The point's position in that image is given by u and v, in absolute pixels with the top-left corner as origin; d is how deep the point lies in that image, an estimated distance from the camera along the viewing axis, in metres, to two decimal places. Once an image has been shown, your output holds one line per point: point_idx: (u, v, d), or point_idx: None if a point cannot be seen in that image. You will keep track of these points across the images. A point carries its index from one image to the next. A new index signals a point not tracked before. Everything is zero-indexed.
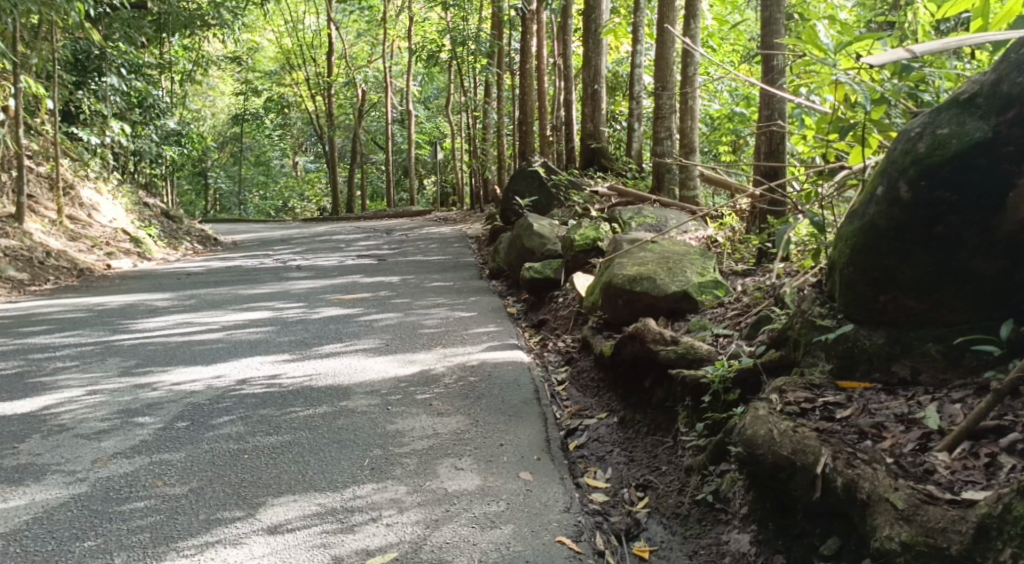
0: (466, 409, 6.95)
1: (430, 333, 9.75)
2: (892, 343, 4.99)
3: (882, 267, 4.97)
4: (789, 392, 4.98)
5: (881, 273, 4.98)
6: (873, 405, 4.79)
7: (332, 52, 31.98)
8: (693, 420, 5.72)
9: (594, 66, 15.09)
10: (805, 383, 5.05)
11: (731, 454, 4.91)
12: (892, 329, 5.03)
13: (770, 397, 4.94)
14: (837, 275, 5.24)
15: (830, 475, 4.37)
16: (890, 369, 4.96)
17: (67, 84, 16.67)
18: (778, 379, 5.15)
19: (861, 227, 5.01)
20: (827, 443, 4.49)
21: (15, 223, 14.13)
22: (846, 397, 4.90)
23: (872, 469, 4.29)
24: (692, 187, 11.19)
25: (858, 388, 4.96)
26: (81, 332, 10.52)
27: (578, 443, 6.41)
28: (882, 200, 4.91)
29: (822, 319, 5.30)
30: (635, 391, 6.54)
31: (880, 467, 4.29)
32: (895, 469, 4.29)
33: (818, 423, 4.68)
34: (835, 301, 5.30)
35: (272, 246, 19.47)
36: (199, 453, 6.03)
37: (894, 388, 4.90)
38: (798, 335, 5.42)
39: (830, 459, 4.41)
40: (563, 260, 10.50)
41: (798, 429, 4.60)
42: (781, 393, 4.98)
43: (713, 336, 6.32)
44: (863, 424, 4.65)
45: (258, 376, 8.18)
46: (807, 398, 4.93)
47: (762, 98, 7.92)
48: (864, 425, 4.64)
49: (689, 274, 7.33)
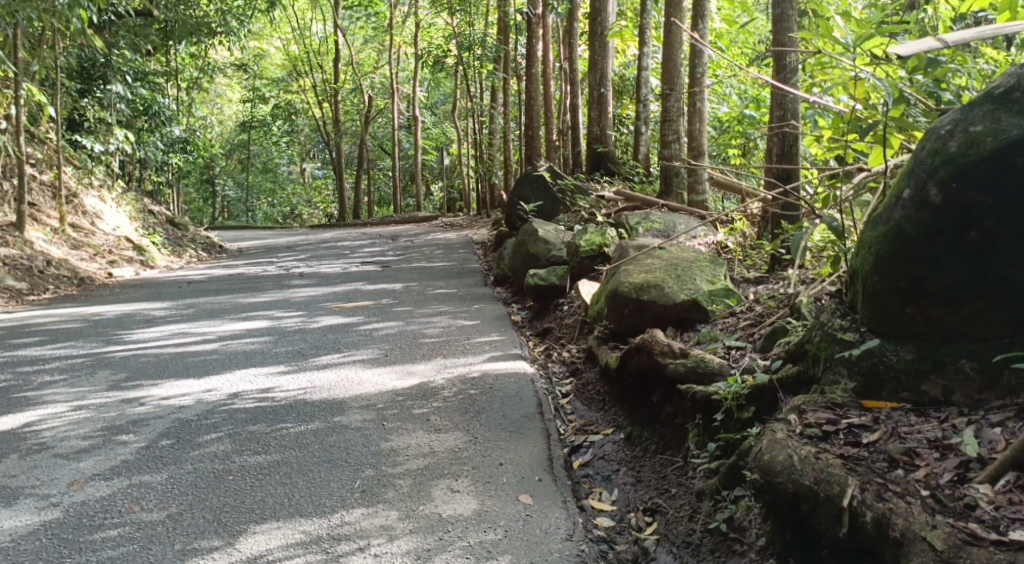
0: (465, 425, 6.61)
1: (430, 342, 9.43)
2: (921, 359, 4.62)
3: (910, 275, 4.63)
4: (809, 412, 4.64)
5: (909, 282, 4.64)
6: (904, 429, 4.45)
7: (339, 58, 31.65)
8: (704, 439, 5.37)
9: (600, 69, 14.76)
10: (826, 403, 4.69)
11: (747, 481, 4.57)
12: (921, 344, 4.66)
13: (788, 419, 4.61)
14: (858, 286, 4.89)
15: (858, 508, 4.07)
16: (920, 388, 4.60)
17: (70, 92, 16.38)
18: (796, 398, 4.80)
19: (886, 231, 4.71)
20: (853, 472, 4.19)
21: (16, 231, 13.83)
22: (872, 418, 4.55)
23: (905, 503, 4.01)
24: (701, 191, 10.86)
25: (885, 408, 4.61)
26: (74, 343, 10.20)
27: (583, 461, 6.08)
28: (909, 203, 4.62)
29: (844, 333, 4.91)
30: (642, 405, 6.19)
31: (914, 501, 4.02)
32: (931, 502, 4.01)
33: (842, 449, 4.35)
34: (857, 313, 4.92)
35: (277, 253, 19.13)
36: (180, 474, 5.70)
37: (925, 409, 4.55)
38: (818, 349, 5.02)
39: (858, 491, 4.11)
40: (568, 267, 10.16)
41: (821, 456, 4.28)
42: (801, 413, 4.63)
43: (725, 348, 5.97)
44: (893, 450, 4.31)
45: (250, 389, 7.86)
46: (830, 419, 4.58)
47: (773, 98, 7.57)
48: (895, 451, 4.31)
49: (699, 281, 6.99)
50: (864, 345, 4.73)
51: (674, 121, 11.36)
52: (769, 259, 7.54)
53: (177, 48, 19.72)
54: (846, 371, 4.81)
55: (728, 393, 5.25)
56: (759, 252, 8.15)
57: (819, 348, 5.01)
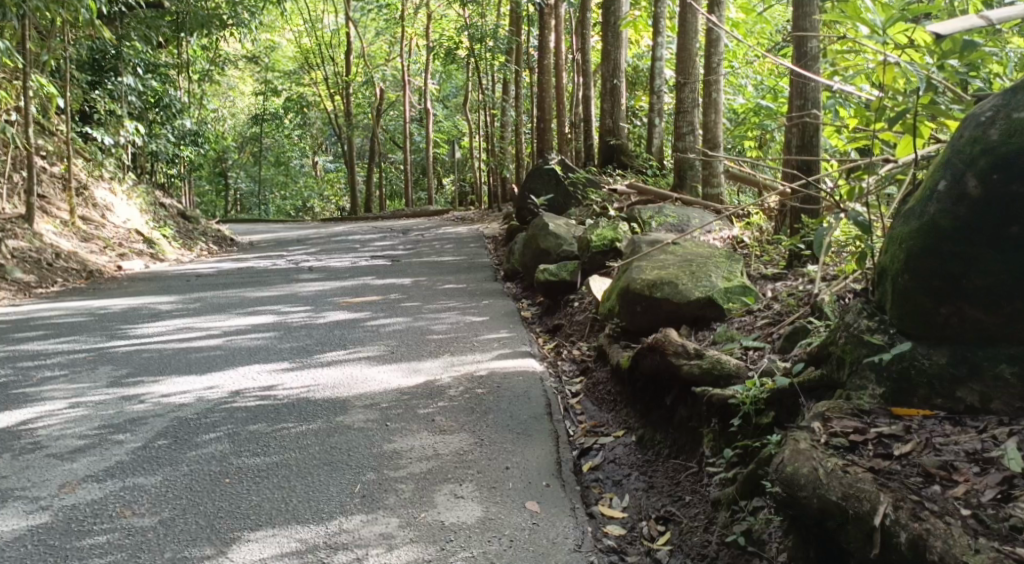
0: (471, 426, 6.39)
1: (438, 339, 9.20)
2: (956, 364, 4.38)
3: (945, 273, 4.39)
4: (835, 420, 4.38)
5: (943, 281, 4.40)
6: (939, 439, 4.19)
7: (351, 51, 31.43)
8: (719, 443, 5.14)
9: (613, 60, 14.50)
10: (852, 410, 4.44)
11: (769, 494, 4.32)
12: (956, 347, 4.42)
13: (811, 427, 4.36)
14: (888, 283, 4.64)
15: (891, 528, 3.81)
16: (955, 396, 4.34)
17: (81, 84, 16.19)
18: (819, 403, 4.55)
19: (920, 226, 4.46)
20: (885, 489, 3.93)
21: (25, 223, 13.67)
22: (903, 427, 4.29)
23: (945, 524, 3.75)
24: (716, 184, 10.60)
25: (917, 416, 4.36)
26: (77, 338, 10.00)
27: (593, 464, 5.85)
28: (946, 196, 4.37)
29: (872, 336, 4.65)
30: (655, 407, 5.95)
31: (954, 522, 3.76)
32: (973, 524, 3.76)
33: (872, 462, 4.09)
34: (887, 313, 4.67)
35: (288, 247, 18.94)
36: (175, 476, 5.48)
37: (961, 418, 4.29)
38: (843, 353, 4.75)
39: (891, 509, 3.85)
40: (579, 262, 9.92)
41: (849, 470, 4.04)
42: (825, 422, 4.38)
43: (742, 349, 5.71)
44: (928, 463, 4.05)
45: (252, 387, 7.64)
46: (857, 428, 4.32)
47: (794, 87, 7.37)
48: (931, 465, 4.05)
49: (714, 278, 6.74)
50: (896, 348, 4.48)
51: (688, 112, 11.09)
52: (788, 254, 7.29)
53: (188, 40, 19.54)
54: (874, 376, 4.55)
55: (746, 397, 5.01)
56: (776, 247, 7.89)
57: (845, 352, 4.75)
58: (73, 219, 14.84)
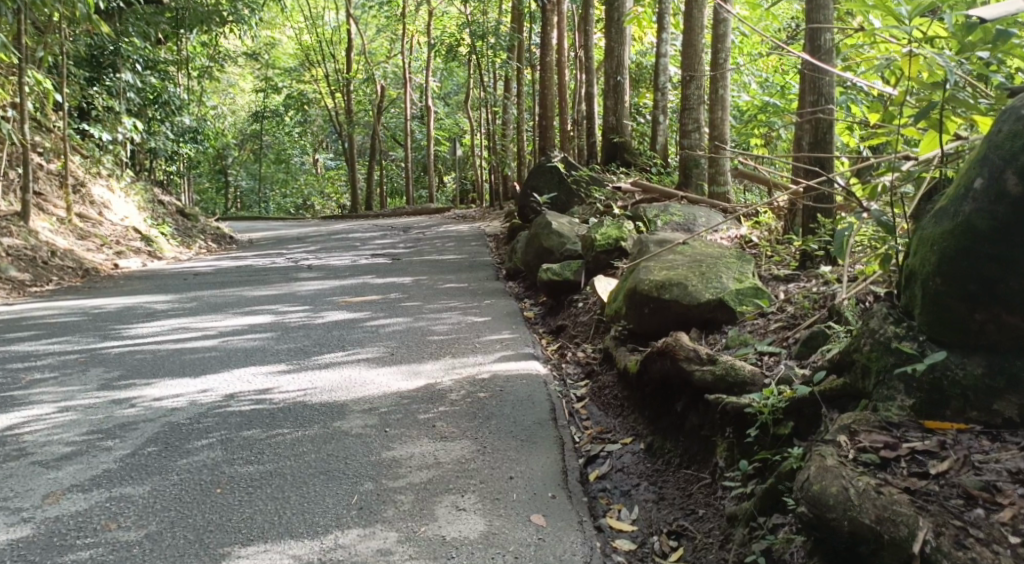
0: (473, 432, 6.16)
1: (439, 340, 8.98)
2: (993, 375, 4.17)
3: (981, 277, 4.17)
4: (862, 434, 4.17)
5: (979, 284, 4.18)
6: (977, 457, 3.99)
7: (352, 47, 31.16)
8: (734, 453, 4.92)
9: (617, 57, 14.24)
10: (879, 422, 4.22)
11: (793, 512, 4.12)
12: (992, 355, 4.21)
13: (836, 440, 4.16)
14: (917, 287, 4.41)
15: (933, 557, 3.65)
16: (992, 408, 4.13)
17: (78, 80, 15.92)
18: (843, 415, 4.32)
19: (954, 227, 4.23)
20: (925, 514, 3.77)
21: (20, 221, 13.42)
22: (937, 442, 4.09)
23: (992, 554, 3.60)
24: (722, 182, 10.36)
25: (951, 430, 4.14)
26: (69, 338, 9.77)
27: (599, 473, 5.63)
28: (982, 194, 4.15)
29: (900, 343, 4.41)
30: (665, 414, 5.72)
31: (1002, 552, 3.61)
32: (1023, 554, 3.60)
33: (908, 482, 3.92)
34: (915, 318, 4.45)
35: (288, 245, 18.71)
36: (164, 485, 5.25)
37: (999, 432, 4.09)
38: (867, 360, 4.51)
39: (933, 536, 3.70)
40: (583, 261, 9.68)
41: (882, 490, 3.87)
42: (853, 436, 4.17)
43: (756, 354, 5.49)
44: (969, 485, 3.86)
45: (246, 390, 7.41)
46: (888, 444, 4.11)
47: (807, 80, 7.15)
48: (971, 486, 3.86)
49: (725, 279, 6.50)
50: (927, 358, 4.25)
51: (694, 108, 10.83)
52: (800, 254, 7.06)
53: (188, 36, 19.29)
54: (903, 386, 4.33)
55: (764, 406, 4.78)
56: (787, 247, 7.66)
57: (869, 359, 4.51)
58: (70, 216, 14.60)
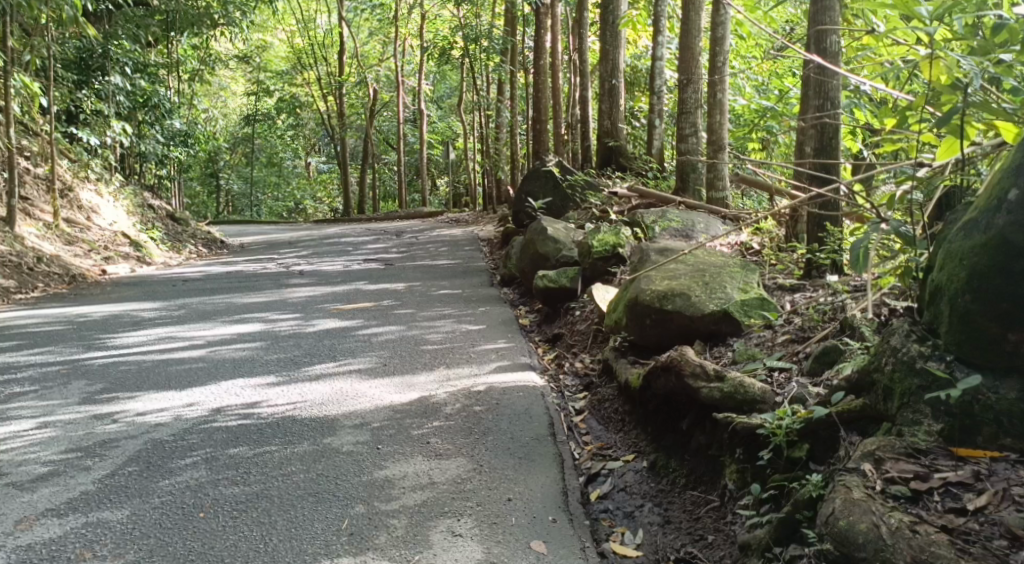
0: (469, 449, 5.94)
1: (433, 349, 8.74)
2: None
3: (1015, 294, 3.98)
4: (888, 463, 4.04)
5: (1012, 303, 3.99)
6: (1017, 489, 3.80)
7: (343, 51, 30.90)
8: (744, 475, 4.71)
9: (611, 60, 14.01)
10: (905, 448, 4.08)
11: (815, 547, 3.96)
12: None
13: (862, 469, 4.05)
14: (943, 305, 4.21)
15: None
16: None
17: (66, 83, 15.64)
18: (867, 440, 4.20)
19: (986, 239, 4.05)
20: (965, 556, 3.62)
21: (6, 226, 13.12)
22: (971, 473, 3.92)
23: None
24: (721, 187, 10.13)
25: (984, 458, 3.96)
26: (52, 349, 9.50)
27: (601, 492, 5.43)
28: (1018, 205, 3.98)
29: (926, 364, 4.20)
30: (670, 432, 5.51)
31: None
32: None
33: (945, 520, 3.76)
34: (940, 337, 4.23)
35: (279, 250, 18.40)
36: (144, 509, 5.05)
37: None
38: (890, 383, 4.30)
39: None
40: (579, 267, 9.44)
41: (918, 530, 3.74)
42: (880, 467, 4.03)
43: (766, 370, 5.26)
44: (1011, 522, 3.69)
45: (233, 404, 7.16)
46: (917, 475, 3.96)
47: (811, 84, 6.94)
48: (1014, 523, 3.69)
49: (729, 289, 6.28)
50: (958, 381, 4.06)
51: (692, 112, 10.58)
52: (805, 262, 6.85)
53: (178, 39, 18.99)
54: (931, 411, 4.13)
55: (777, 427, 4.56)
56: (791, 255, 7.44)
57: (892, 380, 4.30)
58: (57, 221, 14.31)
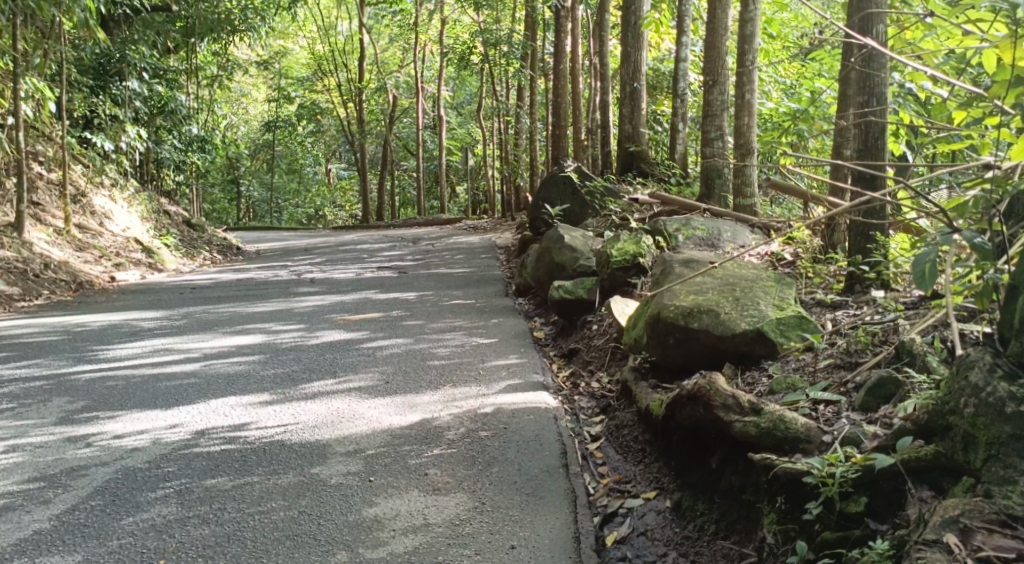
0: (470, 482, 5.31)
1: (440, 365, 8.12)
2: None
3: None
4: (978, 533, 3.48)
5: None
6: None
7: (364, 57, 30.24)
8: (787, 527, 4.07)
9: (633, 62, 13.33)
10: (997, 516, 3.51)
11: None
12: None
13: (945, 541, 3.49)
14: None
15: None
16: None
17: (81, 89, 15.04)
18: (947, 502, 3.63)
19: None
20: None
21: (14, 232, 12.58)
22: None
23: None
24: (749, 194, 9.44)
25: None
26: (42, 361, 8.93)
27: (618, 538, 4.84)
28: None
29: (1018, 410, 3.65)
30: (699, 470, 4.86)
31: None
32: None
33: None
34: None
35: (294, 257, 17.74)
36: (98, 556, 4.69)
37: None
38: (974, 430, 3.72)
39: None
40: (598, 278, 8.82)
41: None
42: (969, 539, 3.47)
43: (810, 403, 4.62)
44: None
45: (219, 425, 6.55)
46: (1014, 551, 3.42)
47: (854, 79, 6.25)
48: None
49: (763, 306, 5.62)
50: None
51: (717, 115, 9.86)
52: (846, 277, 6.19)
53: (196, 45, 18.43)
54: None
55: (828, 476, 3.97)
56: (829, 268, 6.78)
57: (975, 427, 3.73)
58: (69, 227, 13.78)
